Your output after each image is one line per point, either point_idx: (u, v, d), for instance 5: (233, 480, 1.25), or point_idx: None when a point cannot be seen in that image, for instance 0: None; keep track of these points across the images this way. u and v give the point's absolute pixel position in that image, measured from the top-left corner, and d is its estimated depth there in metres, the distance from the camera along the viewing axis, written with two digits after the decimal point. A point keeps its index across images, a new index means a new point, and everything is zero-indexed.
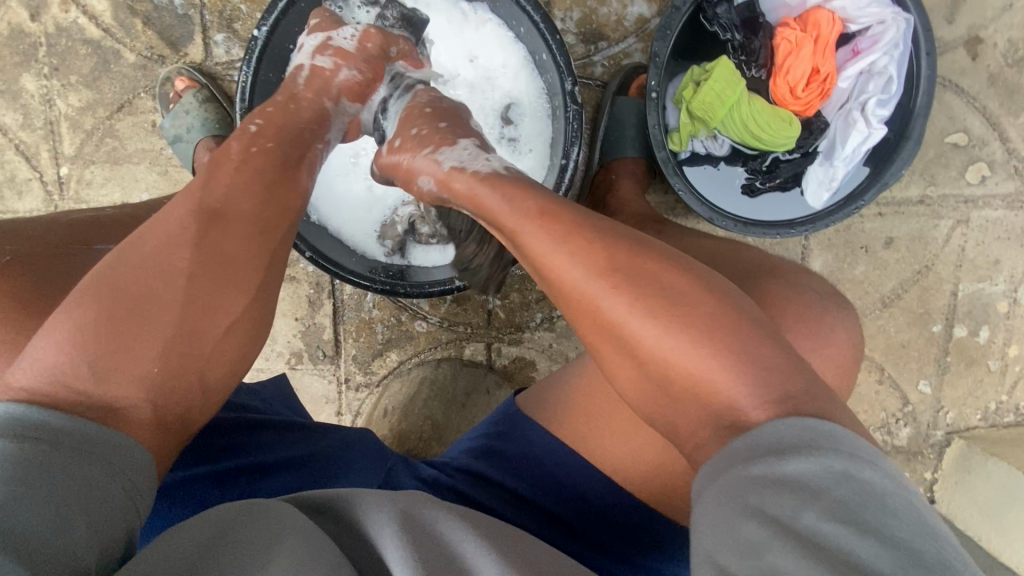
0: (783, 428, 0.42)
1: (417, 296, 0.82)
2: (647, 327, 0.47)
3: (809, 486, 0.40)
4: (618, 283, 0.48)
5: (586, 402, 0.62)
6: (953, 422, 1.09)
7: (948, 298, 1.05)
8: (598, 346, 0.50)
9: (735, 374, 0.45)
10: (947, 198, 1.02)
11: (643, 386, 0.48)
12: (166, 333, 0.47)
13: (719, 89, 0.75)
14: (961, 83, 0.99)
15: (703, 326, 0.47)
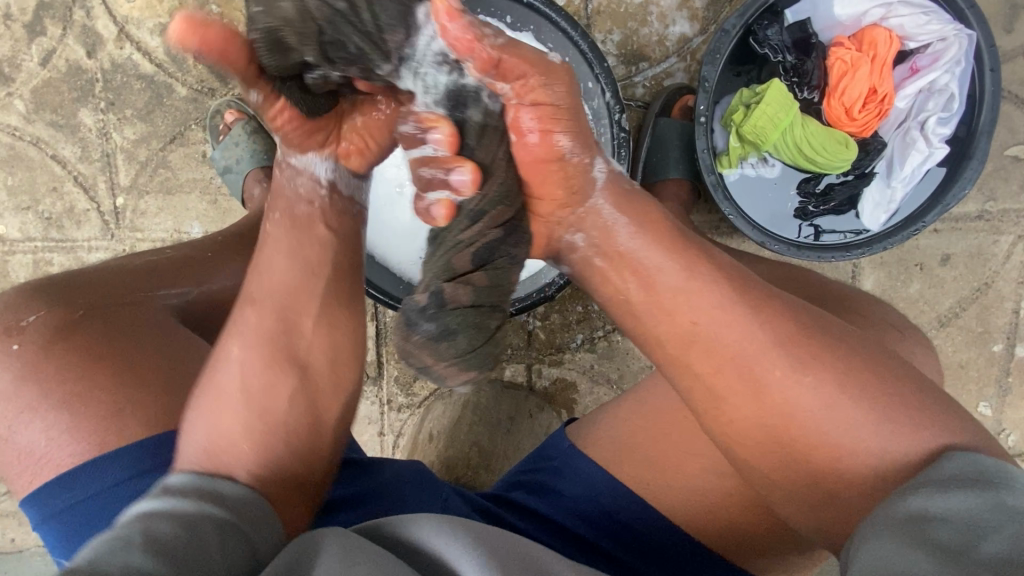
0: (947, 467, 0.45)
1: None
2: (812, 392, 0.49)
3: (970, 516, 0.40)
4: (775, 354, 0.50)
5: (647, 444, 0.62)
6: (1014, 444, 1.05)
7: (1010, 316, 1.01)
8: (754, 426, 0.51)
9: (883, 429, 0.48)
10: (1008, 213, 0.98)
11: (773, 441, 0.50)
12: (266, 427, 0.54)
13: (772, 113, 0.74)
14: (1022, 93, 0.95)
15: (859, 387, 0.49)
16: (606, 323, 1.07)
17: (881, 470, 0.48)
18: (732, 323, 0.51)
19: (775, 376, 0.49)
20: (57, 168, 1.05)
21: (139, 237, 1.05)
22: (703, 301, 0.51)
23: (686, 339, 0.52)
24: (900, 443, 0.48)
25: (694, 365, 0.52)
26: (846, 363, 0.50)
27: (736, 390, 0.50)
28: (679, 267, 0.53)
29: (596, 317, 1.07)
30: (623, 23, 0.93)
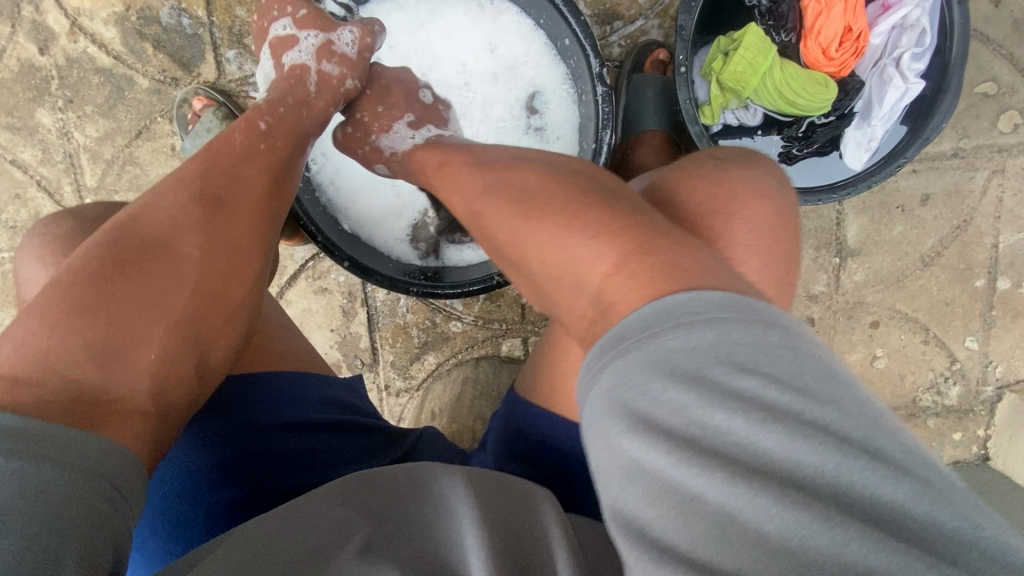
0: (649, 306, 0.40)
1: (460, 296, 0.80)
2: (543, 244, 0.48)
3: (684, 371, 0.37)
4: (512, 214, 0.51)
5: (552, 372, 0.63)
6: (1002, 375, 1.09)
7: (989, 251, 1.04)
8: (518, 277, 0.53)
9: (589, 260, 0.45)
10: (982, 149, 1.00)
11: (531, 283, 0.51)
12: (179, 333, 0.50)
13: (750, 57, 0.73)
14: (986, 29, 0.97)
15: (565, 222, 0.48)
16: None
17: (594, 308, 0.45)
18: (475, 177, 0.58)
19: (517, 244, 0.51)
20: (17, 174, 1.00)
21: None
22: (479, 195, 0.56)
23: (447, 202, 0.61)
24: (606, 276, 0.44)
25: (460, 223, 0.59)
26: (563, 210, 0.48)
27: (487, 239, 0.55)
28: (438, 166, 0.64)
29: None
30: None
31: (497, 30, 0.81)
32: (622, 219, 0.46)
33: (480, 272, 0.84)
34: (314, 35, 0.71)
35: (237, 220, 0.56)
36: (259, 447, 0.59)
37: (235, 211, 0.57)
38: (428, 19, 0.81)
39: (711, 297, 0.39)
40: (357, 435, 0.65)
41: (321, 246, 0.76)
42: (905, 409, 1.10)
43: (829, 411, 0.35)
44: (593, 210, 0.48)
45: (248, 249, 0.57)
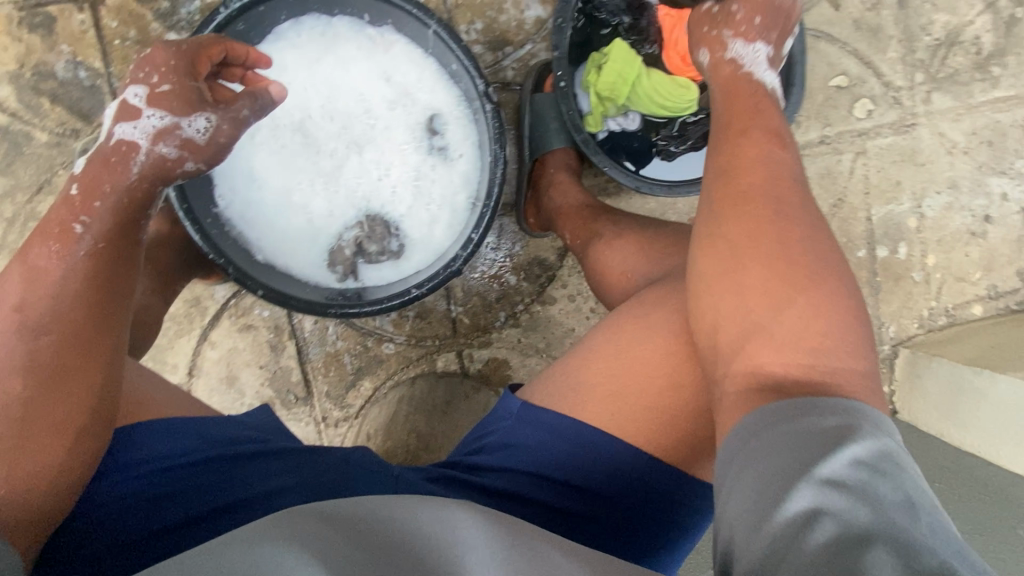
0: (825, 400, 0.48)
1: (379, 311, 0.82)
2: (788, 285, 0.54)
3: (829, 438, 0.45)
4: (749, 228, 0.57)
5: (612, 369, 0.67)
6: (895, 334, 1.20)
7: (865, 224, 1.16)
8: (712, 260, 0.58)
9: (815, 328, 0.52)
10: (844, 135, 1.13)
11: (725, 268, 0.57)
12: (25, 450, 0.51)
13: (619, 67, 0.82)
14: (832, 31, 1.10)
15: (797, 275, 0.54)
16: (525, 296, 1.11)
17: (808, 360, 0.52)
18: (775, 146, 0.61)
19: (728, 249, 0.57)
20: None
21: None
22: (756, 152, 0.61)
23: (737, 124, 0.64)
24: (852, 361, 0.51)
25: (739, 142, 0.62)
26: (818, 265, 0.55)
27: (751, 182, 0.59)
28: (752, 92, 0.67)
29: (514, 292, 1.10)
30: (482, 13, 0.99)
31: (390, 60, 0.86)
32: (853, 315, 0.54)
33: (398, 287, 0.87)
34: (158, 117, 0.63)
35: (55, 311, 0.54)
36: (154, 489, 0.59)
37: (55, 300, 0.54)
38: (322, 54, 0.85)
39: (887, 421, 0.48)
40: (277, 458, 0.64)
41: (232, 277, 0.77)
42: None
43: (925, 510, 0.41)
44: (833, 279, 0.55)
45: (74, 323, 0.54)
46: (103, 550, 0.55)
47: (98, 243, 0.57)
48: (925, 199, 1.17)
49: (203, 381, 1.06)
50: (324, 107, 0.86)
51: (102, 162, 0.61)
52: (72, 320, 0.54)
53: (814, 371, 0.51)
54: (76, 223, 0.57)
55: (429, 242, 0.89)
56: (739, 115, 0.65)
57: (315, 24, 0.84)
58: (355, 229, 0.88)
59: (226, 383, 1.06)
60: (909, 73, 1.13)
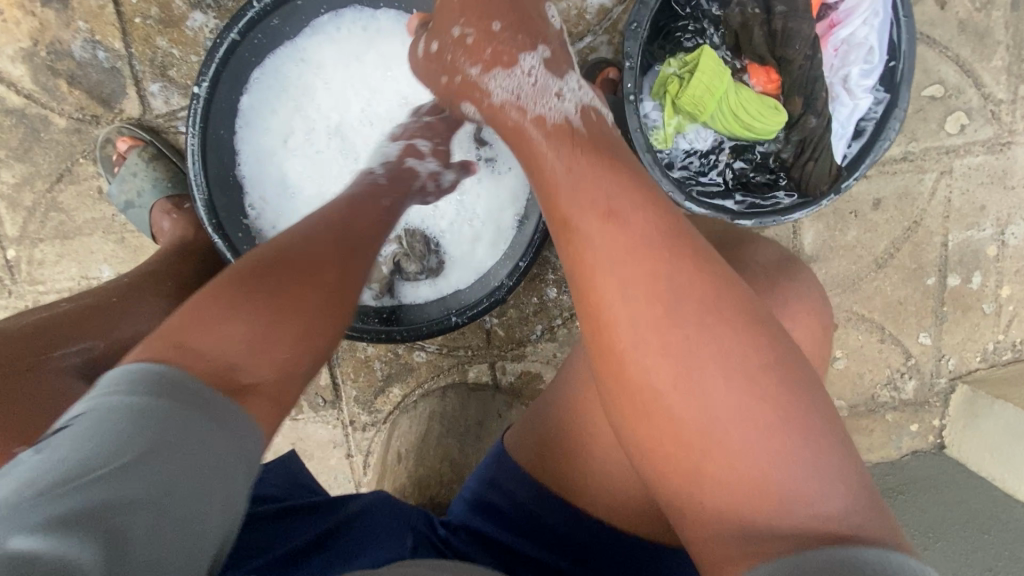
0: (817, 547, 0.38)
1: (417, 338, 0.76)
2: (691, 384, 0.43)
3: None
4: (684, 312, 0.44)
5: (580, 432, 0.60)
6: (955, 368, 1.13)
7: (939, 250, 1.06)
8: (652, 353, 0.44)
9: (777, 437, 0.41)
10: (930, 151, 1.01)
11: (666, 367, 0.43)
12: (285, 349, 0.48)
13: (707, 80, 0.70)
14: (932, 32, 0.97)
15: (744, 368, 0.43)
16: (563, 310, 1.04)
17: (742, 479, 0.41)
18: (636, 215, 0.47)
19: (624, 336, 0.45)
20: None
21: (42, 291, 0.95)
22: (592, 235, 0.47)
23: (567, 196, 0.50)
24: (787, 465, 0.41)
25: (572, 240, 0.49)
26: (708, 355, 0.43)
27: (594, 276, 0.47)
28: (571, 171, 0.51)
29: (553, 306, 1.04)
30: None
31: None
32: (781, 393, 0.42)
33: (437, 311, 0.81)
34: (433, 164, 0.72)
35: (351, 249, 0.56)
36: None
37: (360, 242, 0.58)
38: (364, 50, 0.76)
39: (878, 551, 0.37)
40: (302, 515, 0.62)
41: None
42: (864, 405, 1.14)
43: None
44: (739, 347, 0.43)
45: (361, 264, 0.57)
46: None
47: (388, 215, 0.63)
48: (1009, 226, 1.06)
49: None
50: (364, 110, 0.78)
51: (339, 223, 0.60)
52: (362, 261, 0.57)
53: (750, 489, 0.41)
54: (391, 198, 0.65)
55: (471, 262, 0.82)
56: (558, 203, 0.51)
57: (358, 17, 0.75)
58: (392, 246, 0.82)
59: None
60: (1014, 84, 1.00)
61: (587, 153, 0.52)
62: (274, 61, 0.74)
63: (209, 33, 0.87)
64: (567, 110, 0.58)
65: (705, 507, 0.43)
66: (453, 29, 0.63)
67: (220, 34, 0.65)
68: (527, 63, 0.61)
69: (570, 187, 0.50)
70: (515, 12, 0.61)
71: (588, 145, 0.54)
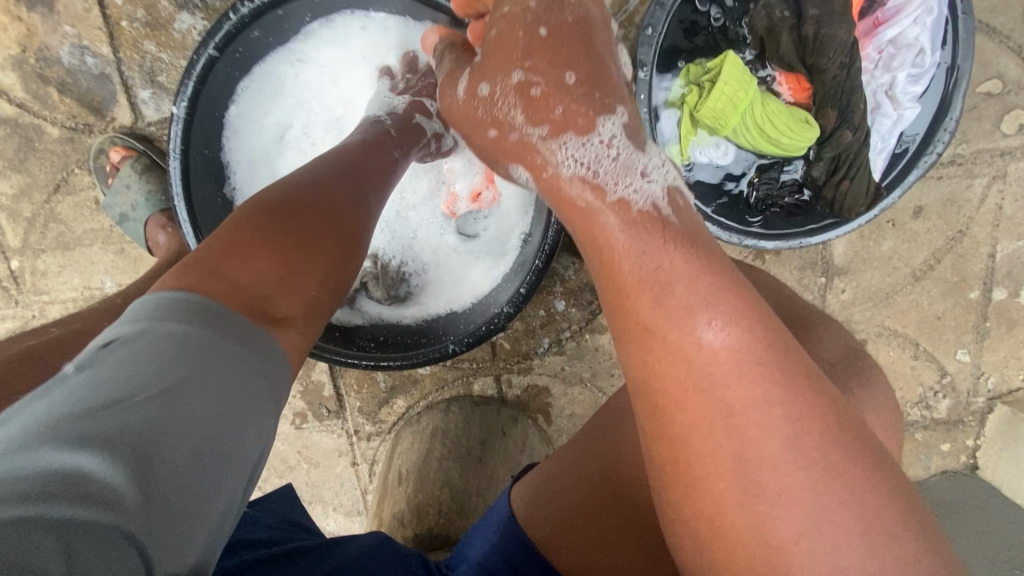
0: None
1: (388, 363, 0.73)
2: (780, 516, 0.35)
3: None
4: (781, 458, 0.35)
5: (618, 522, 0.54)
6: (994, 386, 1.05)
7: (986, 261, 0.97)
8: (735, 503, 0.36)
9: None
10: (982, 155, 0.91)
11: (754, 525, 0.35)
12: (317, 269, 0.49)
13: (730, 91, 0.63)
14: (992, 20, 0.86)
15: (856, 533, 0.35)
16: (572, 324, 1.00)
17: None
18: (727, 328, 0.38)
19: (705, 474, 0.37)
20: None
21: (47, 301, 0.95)
22: (663, 322, 0.39)
23: (637, 288, 0.40)
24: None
25: (642, 345, 0.40)
26: (801, 488, 0.35)
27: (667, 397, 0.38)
28: (643, 255, 0.41)
29: (561, 319, 1.00)
30: None
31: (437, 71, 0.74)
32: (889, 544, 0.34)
33: (415, 337, 0.78)
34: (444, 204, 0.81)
35: (375, 183, 0.57)
36: None
37: (380, 173, 0.59)
38: (356, 59, 0.73)
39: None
40: (301, 561, 0.58)
41: None
42: None
43: None
44: (851, 503, 0.35)
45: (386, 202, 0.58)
46: None
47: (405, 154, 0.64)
48: None
49: None
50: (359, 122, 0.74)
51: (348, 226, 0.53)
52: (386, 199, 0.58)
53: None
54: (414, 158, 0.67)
55: (458, 286, 0.80)
56: (625, 297, 0.41)
57: (353, 22, 0.71)
58: (368, 262, 0.80)
59: None
60: None
61: (667, 234, 0.42)
62: (261, 74, 0.70)
63: (197, 37, 0.83)
64: (654, 195, 0.45)
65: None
66: (513, 74, 0.49)
67: (197, 50, 0.61)
68: (607, 130, 0.47)
69: (647, 277, 0.40)
70: (593, 63, 0.48)
71: (662, 221, 0.43)
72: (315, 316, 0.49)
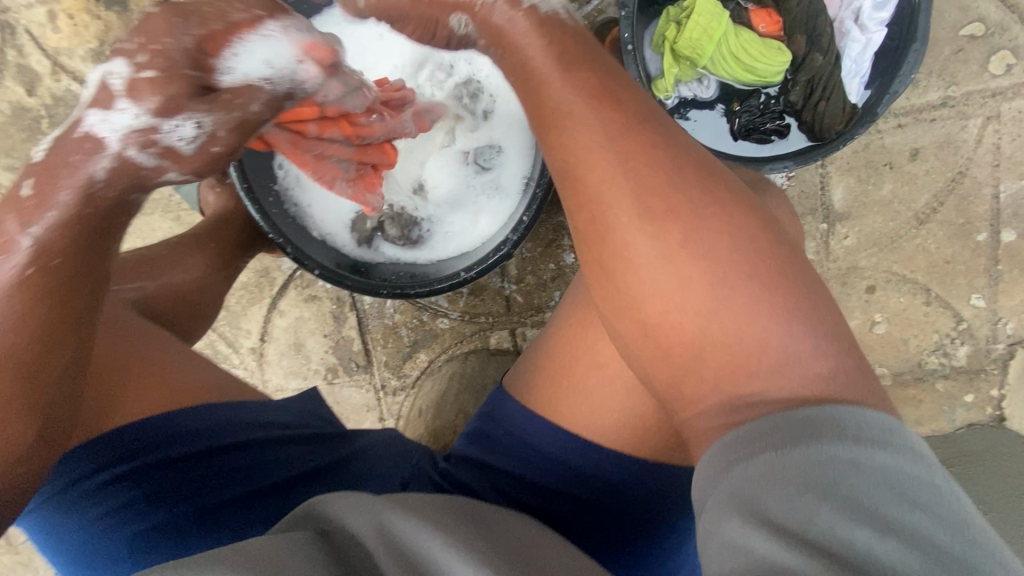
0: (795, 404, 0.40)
1: (401, 295, 0.82)
2: (692, 281, 0.44)
3: (813, 473, 0.36)
4: (674, 202, 0.45)
5: (594, 361, 0.57)
6: (1015, 331, 1.03)
7: (990, 202, 0.99)
8: (640, 245, 0.45)
9: (759, 313, 0.43)
10: (973, 95, 0.95)
11: (654, 258, 0.45)
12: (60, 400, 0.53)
13: (704, 23, 0.70)
14: None
15: (732, 249, 0.44)
16: None
17: (734, 358, 0.43)
18: (625, 116, 0.47)
19: (618, 225, 0.45)
20: None
21: None
22: (598, 157, 0.46)
23: (553, 103, 0.48)
24: (782, 338, 0.43)
25: (561, 138, 0.48)
26: (708, 256, 0.44)
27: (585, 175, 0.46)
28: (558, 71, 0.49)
29: (570, 272, 1.06)
30: None
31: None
32: (772, 279, 0.44)
33: (428, 273, 0.87)
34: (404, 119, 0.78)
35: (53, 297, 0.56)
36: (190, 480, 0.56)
37: None
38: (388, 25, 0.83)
39: (859, 409, 0.39)
40: (299, 444, 0.62)
41: (291, 260, 0.79)
42: (911, 373, 1.05)
43: (904, 500, 0.35)
44: (727, 228, 0.45)
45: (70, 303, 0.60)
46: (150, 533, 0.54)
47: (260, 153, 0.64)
48: None
49: (273, 346, 1.12)
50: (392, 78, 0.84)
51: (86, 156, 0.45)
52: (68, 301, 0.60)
53: (746, 371, 0.43)
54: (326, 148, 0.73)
55: (466, 229, 0.88)
56: (549, 104, 0.48)
57: None
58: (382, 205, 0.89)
59: (294, 349, 1.12)
60: None
61: (577, 55, 0.49)
62: None
63: None
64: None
65: (704, 390, 0.44)
66: None
67: None
68: None
69: (563, 82, 0.48)
70: None
71: (578, 46, 0.50)
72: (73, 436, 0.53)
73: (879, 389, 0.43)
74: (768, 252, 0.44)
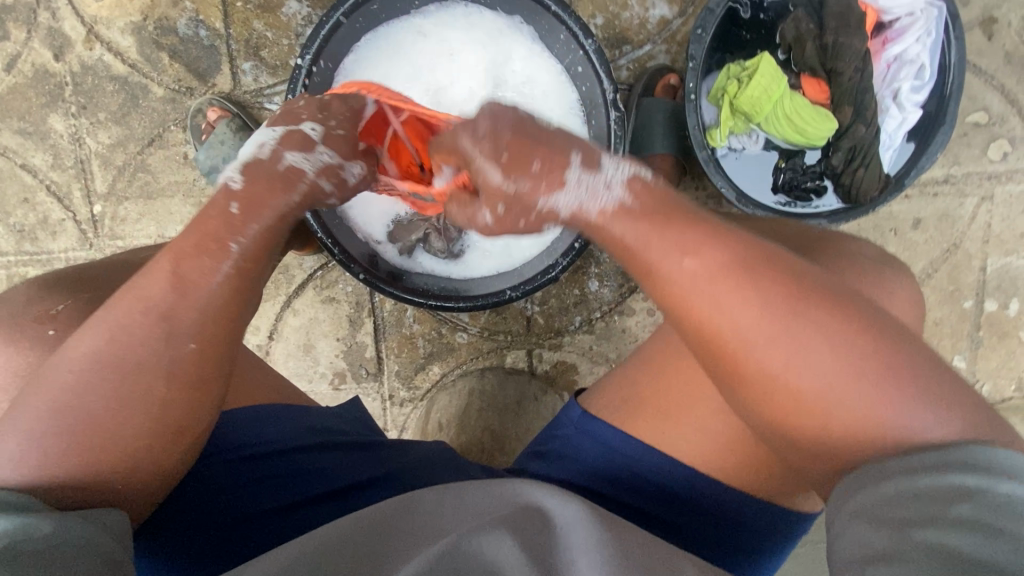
0: (938, 454, 0.41)
1: (446, 307, 0.81)
2: (819, 370, 0.44)
3: (945, 492, 0.39)
4: (780, 293, 0.46)
5: (665, 398, 0.61)
6: (989, 394, 1.11)
7: (977, 273, 1.08)
8: (762, 352, 0.45)
9: (891, 390, 0.43)
10: (972, 176, 1.05)
11: (774, 357, 0.45)
12: (138, 415, 0.48)
13: (765, 84, 0.76)
14: (978, 62, 1.02)
15: (843, 326, 0.45)
16: (603, 305, 1.08)
17: (866, 439, 0.44)
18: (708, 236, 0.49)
19: (735, 339, 0.46)
20: (27, 178, 1.00)
21: (120, 245, 1.01)
22: (699, 285, 0.47)
23: (633, 248, 0.50)
24: (912, 413, 0.43)
25: (658, 280, 0.49)
26: (833, 332, 0.45)
27: (690, 309, 0.47)
28: (634, 220, 0.51)
29: (593, 299, 1.08)
30: (604, 7, 0.93)
31: (528, 59, 0.87)
32: (890, 351, 0.44)
33: (463, 288, 0.87)
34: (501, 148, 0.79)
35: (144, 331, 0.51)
36: (255, 473, 0.59)
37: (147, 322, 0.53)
38: (465, 44, 0.87)
39: (983, 449, 0.41)
40: (351, 448, 0.64)
41: (337, 260, 0.78)
42: None
43: (1012, 512, 0.37)
44: (835, 313, 0.45)
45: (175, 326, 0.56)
46: (216, 523, 0.55)
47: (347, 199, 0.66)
48: None
49: (281, 345, 1.08)
50: (462, 93, 0.88)
51: (267, 187, 0.57)
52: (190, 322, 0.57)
53: (881, 452, 0.43)
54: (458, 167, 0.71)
55: (507, 251, 0.89)
56: (638, 255, 0.50)
57: (460, 12, 0.86)
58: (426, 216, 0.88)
59: (303, 350, 1.09)
60: None
61: (644, 207, 0.51)
62: (368, 44, 0.84)
63: (302, 20, 0.96)
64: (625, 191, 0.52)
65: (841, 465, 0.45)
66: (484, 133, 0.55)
67: (328, 14, 0.75)
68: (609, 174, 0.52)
69: (641, 230, 0.50)
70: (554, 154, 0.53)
71: (645, 199, 0.52)
72: (169, 451, 0.49)
73: (986, 414, 0.44)
74: (876, 318, 0.46)
